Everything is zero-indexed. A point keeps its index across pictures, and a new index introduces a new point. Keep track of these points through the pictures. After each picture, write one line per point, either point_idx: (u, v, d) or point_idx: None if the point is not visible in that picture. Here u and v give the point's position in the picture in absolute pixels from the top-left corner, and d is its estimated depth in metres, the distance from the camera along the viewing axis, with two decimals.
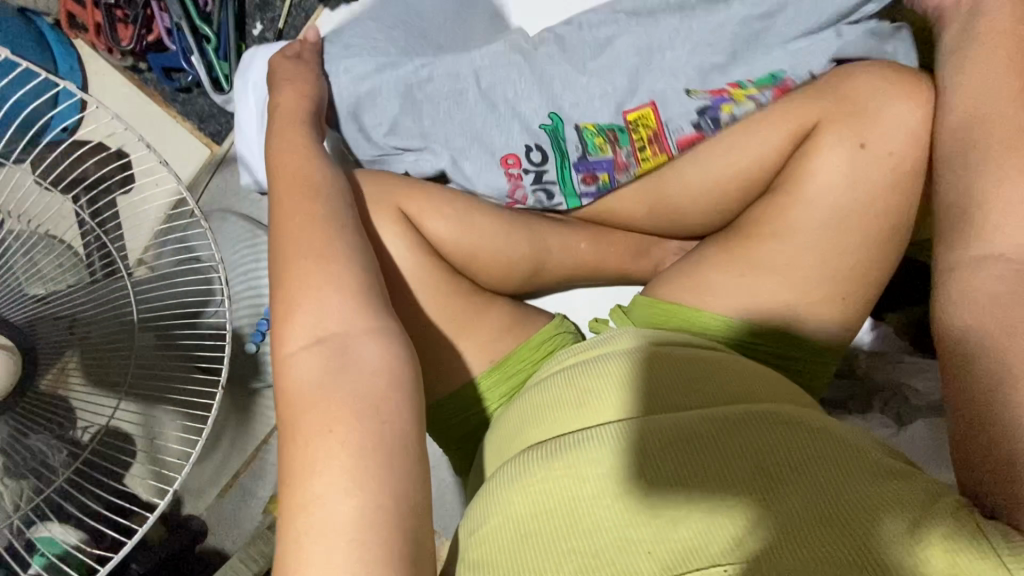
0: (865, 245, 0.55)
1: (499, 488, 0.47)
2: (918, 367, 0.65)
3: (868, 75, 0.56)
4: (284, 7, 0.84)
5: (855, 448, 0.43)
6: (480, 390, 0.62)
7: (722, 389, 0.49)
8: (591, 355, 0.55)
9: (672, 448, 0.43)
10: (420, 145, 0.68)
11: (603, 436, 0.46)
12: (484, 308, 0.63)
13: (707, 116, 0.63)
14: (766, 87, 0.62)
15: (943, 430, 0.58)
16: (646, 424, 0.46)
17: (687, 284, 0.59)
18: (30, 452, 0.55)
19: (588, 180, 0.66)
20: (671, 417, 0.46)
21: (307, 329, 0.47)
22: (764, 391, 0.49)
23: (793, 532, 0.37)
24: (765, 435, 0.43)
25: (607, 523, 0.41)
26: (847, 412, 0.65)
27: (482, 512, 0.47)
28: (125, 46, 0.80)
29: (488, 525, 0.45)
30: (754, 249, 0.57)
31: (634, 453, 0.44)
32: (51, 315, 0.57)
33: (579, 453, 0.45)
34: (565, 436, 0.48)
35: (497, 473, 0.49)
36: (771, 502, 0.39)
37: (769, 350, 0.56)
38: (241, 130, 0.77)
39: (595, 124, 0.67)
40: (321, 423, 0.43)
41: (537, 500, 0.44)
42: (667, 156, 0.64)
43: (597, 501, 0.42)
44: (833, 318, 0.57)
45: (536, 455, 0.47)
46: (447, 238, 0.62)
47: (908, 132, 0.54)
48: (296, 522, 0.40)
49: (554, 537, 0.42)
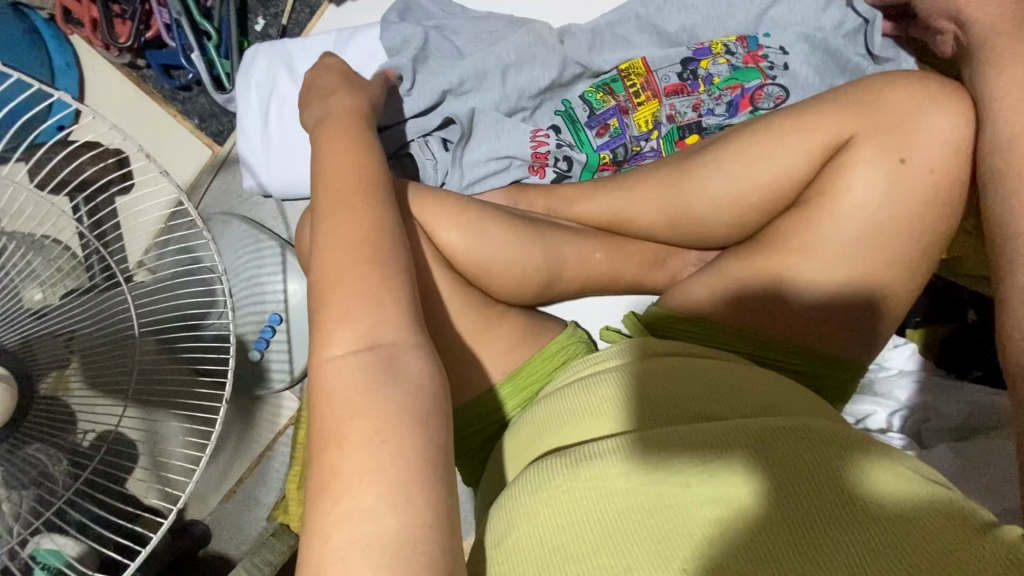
0: (898, 264, 0.53)
1: (521, 500, 0.45)
2: (943, 387, 0.65)
3: (907, 85, 0.54)
4: (287, 3, 0.82)
5: (887, 462, 0.41)
6: (491, 405, 0.60)
7: (747, 398, 0.48)
8: (610, 365, 0.53)
9: (693, 460, 0.42)
10: (441, 116, 0.72)
11: (628, 445, 0.44)
12: (497, 321, 0.61)
13: (689, 68, 0.72)
14: (740, 53, 0.72)
15: (966, 453, 0.58)
16: (663, 436, 0.45)
17: (708, 298, 0.57)
18: (27, 462, 0.51)
19: (601, 130, 0.73)
20: (697, 427, 0.45)
21: (344, 341, 0.44)
22: (790, 402, 0.48)
23: (822, 551, 0.36)
24: (796, 448, 0.41)
25: (625, 535, 0.40)
26: (870, 428, 0.64)
27: (505, 526, 0.45)
28: (122, 42, 0.77)
29: (512, 538, 0.44)
30: (779, 265, 0.55)
31: (660, 463, 0.43)
32: (49, 332, 0.55)
33: (603, 464, 0.44)
34: (588, 446, 0.46)
35: (517, 482, 0.48)
36: (798, 519, 0.38)
37: (791, 367, 0.55)
38: (243, 131, 0.74)
39: (592, 84, 0.74)
40: (339, 454, 0.40)
41: (562, 513, 0.42)
42: (657, 101, 0.73)
43: (616, 514, 0.41)
44: (861, 337, 0.55)
45: (559, 464, 0.45)
46: (460, 248, 0.60)
47: (948, 148, 0.51)
48: (311, 561, 0.38)
49: (582, 550, 0.40)
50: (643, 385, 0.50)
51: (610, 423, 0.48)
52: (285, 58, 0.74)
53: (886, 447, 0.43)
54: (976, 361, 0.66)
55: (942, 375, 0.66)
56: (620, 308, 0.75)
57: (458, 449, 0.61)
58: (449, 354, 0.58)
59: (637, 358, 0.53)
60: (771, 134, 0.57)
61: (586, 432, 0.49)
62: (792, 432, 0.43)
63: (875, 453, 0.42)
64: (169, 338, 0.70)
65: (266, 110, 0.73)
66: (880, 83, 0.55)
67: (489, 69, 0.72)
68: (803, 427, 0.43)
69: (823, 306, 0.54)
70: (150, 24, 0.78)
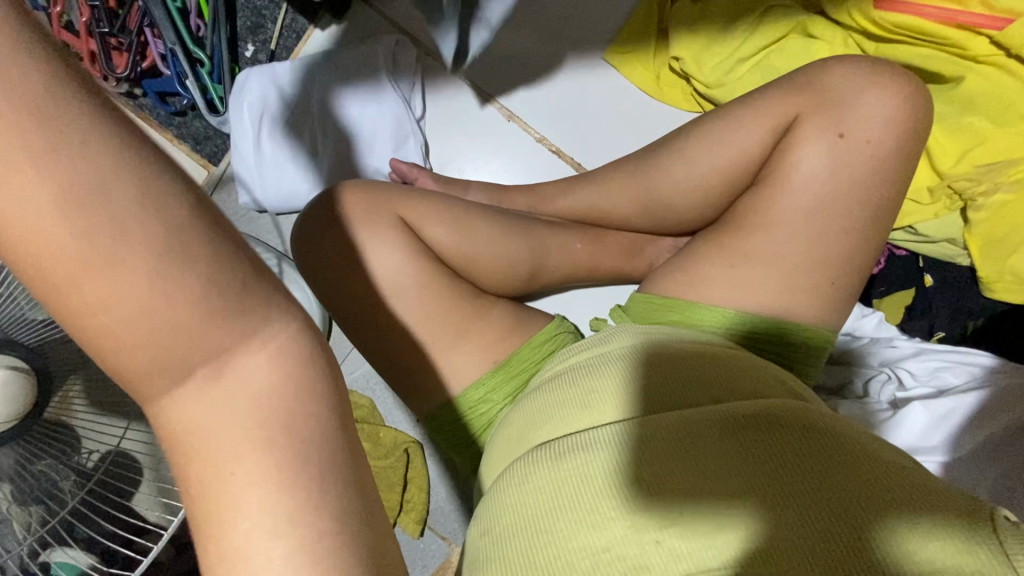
0: (850, 232, 0.57)
1: (508, 491, 0.49)
2: (913, 350, 0.67)
3: (842, 67, 0.58)
4: (276, 28, 0.84)
5: (848, 442, 0.45)
6: (483, 392, 0.62)
7: (720, 383, 0.51)
8: (595, 356, 0.56)
9: (670, 446, 0.46)
10: None
11: (609, 437, 0.48)
12: (485, 309, 0.64)
13: None
14: None
15: (970, 412, 0.59)
16: (644, 424, 0.48)
17: (682, 279, 0.61)
18: (36, 477, 0.54)
19: None
20: (672, 417, 0.48)
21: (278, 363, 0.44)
22: (763, 385, 0.52)
23: (791, 522, 0.38)
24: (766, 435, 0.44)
25: (611, 516, 0.43)
26: (843, 395, 0.66)
27: (493, 516, 0.49)
28: (121, 73, 0.79)
29: (502, 525, 0.47)
30: (743, 242, 0.59)
31: (636, 454, 0.46)
32: (60, 339, 0.55)
33: (590, 456, 0.47)
34: (573, 437, 0.49)
35: (506, 474, 0.51)
36: (769, 496, 0.40)
37: (764, 340, 0.58)
38: (236, 148, 0.79)
39: None
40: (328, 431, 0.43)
41: (546, 505, 0.46)
42: None
43: (602, 498, 0.44)
44: (826, 304, 0.58)
45: (541, 461, 0.49)
46: (446, 243, 0.64)
47: (883, 121, 0.56)
48: None
49: (564, 534, 0.43)
50: (627, 377, 0.53)
51: (592, 415, 0.51)
52: (275, 81, 0.79)
53: (852, 428, 0.47)
54: (936, 322, 0.71)
55: (907, 338, 0.69)
56: (605, 299, 0.79)
57: (454, 439, 0.63)
58: (440, 343, 0.62)
59: (617, 348, 0.56)
60: (726, 121, 0.61)
61: (572, 421, 0.52)
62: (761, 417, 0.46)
63: (837, 435, 0.45)
64: None
65: (258, 129, 0.78)
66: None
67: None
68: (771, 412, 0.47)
69: (789, 273, 0.58)
70: (146, 54, 0.81)
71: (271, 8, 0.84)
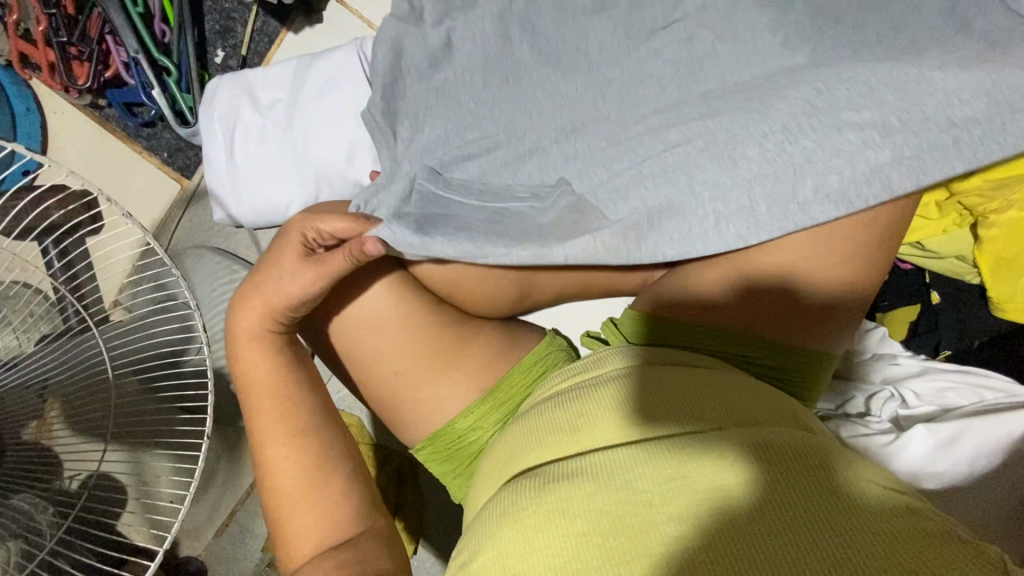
0: (853, 253, 0.55)
1: (488, 523, 0.46)
2: (918, 368, 0.66)
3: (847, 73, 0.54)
4: (246, 32, 0.86)
5: (857, 482, 0.41)
6: (471, 420, 0.59)
7: (720, 406, 0.48)
8: (587, 379, 0.53)
9: (661, 475, 0.42)
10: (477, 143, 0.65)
11: (596, 465, 0.45)
12: (472, 334, 0.62)
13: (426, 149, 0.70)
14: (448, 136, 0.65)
15: (974, 431, 0.58)
16: (634, 452, 0.45)
17: (680, 299, 0.58)
18: (13, 512, 0.49)
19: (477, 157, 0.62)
20: (665, 443, 0.45)
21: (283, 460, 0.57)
22: (768, 409, 0.48)
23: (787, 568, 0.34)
24: (765, 468, 0.41)
25: (591, 555, 0.39)
26: (844, 414, 0.64)
27: (471, 549, 0.45)
28: (82, 84, 0.80)
29: (478, 562, 0.44)
30: (744, 261, 0.56)
31: (623, 485, 0.42)
32: (20, 384, 0.53)
33: (572, 486, 0.44)
34: (559, 468, 0.46)
35: (489, 506, 0.48)
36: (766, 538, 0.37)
37: (767, 362, 0.55)
38: (209, 163, 0.75)
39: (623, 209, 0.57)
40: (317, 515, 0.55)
41: (525, 538, 0.42)
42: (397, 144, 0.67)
43: (584, 535, 0.40)
44: (834, 327, 0.56)
45: (527, 488, 0.46)
46: (431, 265, 0.61)
47: (887, 136, 0.53)
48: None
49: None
50: (619, 400, 0.49)
51: (581, 443, 0.48)
52: (245, 90, 0.75)
53: (862, 465, 0.43)
54: (942, 341, 0.71)
55: (911, 355, 0.68)
56: (599, 312, 0.77)
57: (443, 468, 0.61)
58: (426, 370, 0.60)
59: (611, 371, 0.53)
60: None
61: (560, 449, 0.49)
62: (762, 447, 0.43)
63: (849, 474, 0.41)
64: (152, 376, 0.70)
65: (230, 142, 0.74)
66: (952, 40, 0.53)
67: (593, 192, 0.58)
68: (772, 439, 0.43)
69: (791, 298, 0.55)
70: (108, 63, 0.82)
71: (241, 10, 0.86)
